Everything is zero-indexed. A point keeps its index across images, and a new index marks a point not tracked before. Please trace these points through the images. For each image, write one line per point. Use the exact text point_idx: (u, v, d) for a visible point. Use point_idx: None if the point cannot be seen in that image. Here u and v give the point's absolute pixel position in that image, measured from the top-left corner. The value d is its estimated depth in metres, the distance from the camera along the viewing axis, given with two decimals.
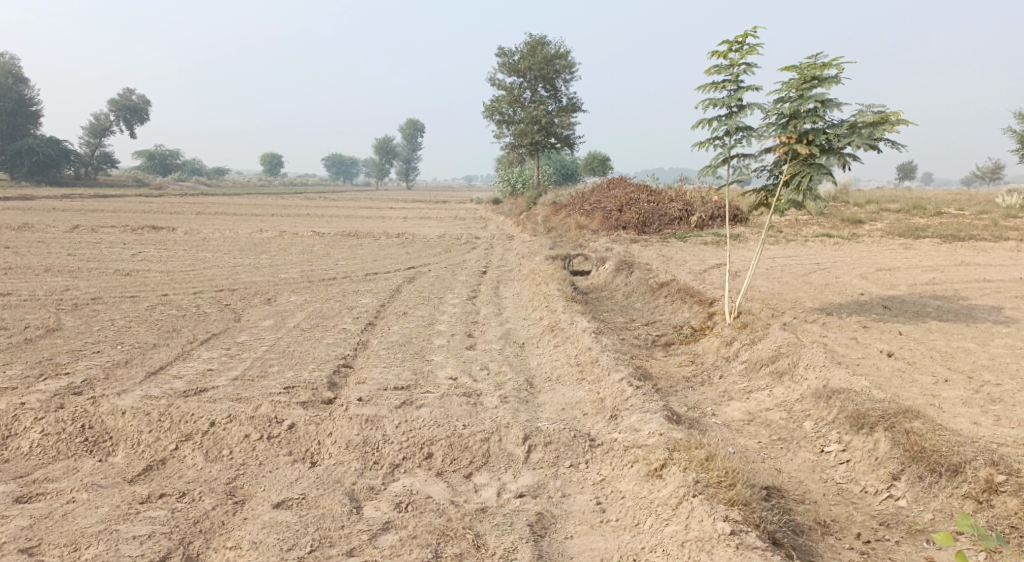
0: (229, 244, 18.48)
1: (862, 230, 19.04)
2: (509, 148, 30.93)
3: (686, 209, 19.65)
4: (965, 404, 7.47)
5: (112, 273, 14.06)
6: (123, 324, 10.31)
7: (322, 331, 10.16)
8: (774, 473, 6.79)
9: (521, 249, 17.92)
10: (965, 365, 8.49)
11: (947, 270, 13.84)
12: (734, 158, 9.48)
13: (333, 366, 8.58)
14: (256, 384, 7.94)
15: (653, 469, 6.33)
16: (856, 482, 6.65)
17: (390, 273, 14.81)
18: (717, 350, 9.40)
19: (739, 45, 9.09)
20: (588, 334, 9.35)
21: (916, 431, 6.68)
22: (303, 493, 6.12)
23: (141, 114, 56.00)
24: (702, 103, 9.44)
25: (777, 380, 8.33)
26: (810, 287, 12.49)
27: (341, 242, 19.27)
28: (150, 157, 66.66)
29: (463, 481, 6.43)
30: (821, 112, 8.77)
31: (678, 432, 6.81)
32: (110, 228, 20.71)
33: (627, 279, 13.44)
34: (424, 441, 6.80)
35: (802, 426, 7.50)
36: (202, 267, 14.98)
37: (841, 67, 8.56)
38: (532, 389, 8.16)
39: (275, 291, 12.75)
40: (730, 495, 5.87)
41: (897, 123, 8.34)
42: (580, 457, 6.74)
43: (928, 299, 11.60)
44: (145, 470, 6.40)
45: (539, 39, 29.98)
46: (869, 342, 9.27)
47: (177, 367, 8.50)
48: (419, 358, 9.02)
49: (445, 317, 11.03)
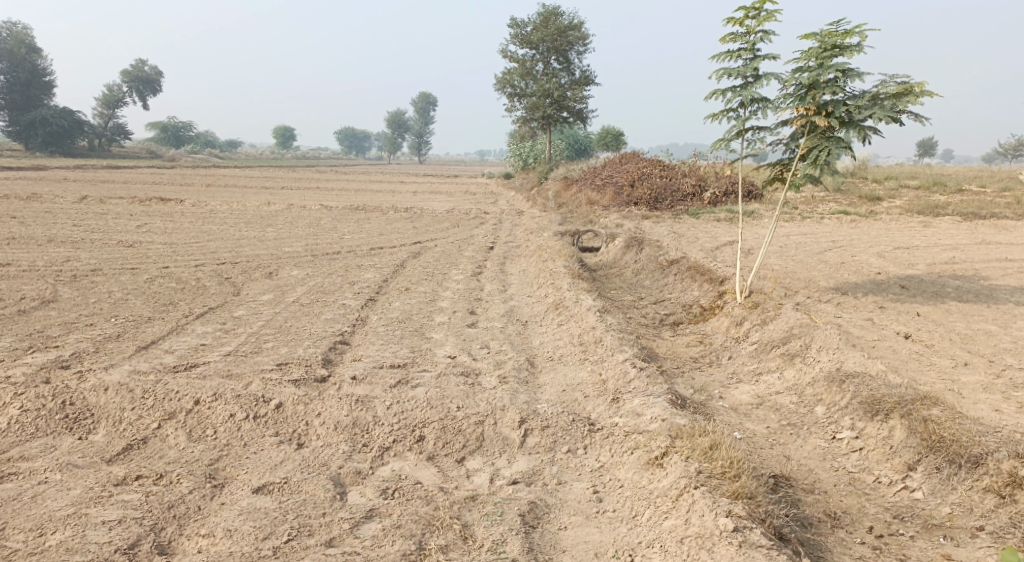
0: (236, 216, 18.20)
1: (880, 207, 18.57)
2: (521, 121, 30.40)
3: (700, 185, 19.21)
4: (985, 389, 7.12)
5: (115, 244, 13.80)
6: (119, 296, 10.06)
7: (321, 306, 9.89)
8: (783, 461, 6.47)
9: (530, 225, 17.58)
10: (985, 349, 8.11)
11: (967, 249, 13.41)
12: (748, 131, 9.07)
13: (329, 343, 8.30)
14: (249, 360, 7.68)
15: (654, 457, 6.02)
16: (869, 472, 6.33)
17: (395, 247, 14.50)
18: (726, 330, 9.07)
19: (757, 12, 8.66)
20: (593, 313, 9.05)
21: (934, 419, 6.34)
22: (285, 477, 5.86)
23: (153, 85, 55.57)
24: (716, 72, 9.02)
25: (788, 362, 8.01)
26: (824, 266, 12.09)
27: (348, 216, 18.94)
28: (162, 128, 66.56)
29: (455, 466, 6.16)
30: (842, 82, 8.35)
31: (683, 418, 6.49)
32: (118, 199, 20.48)
33: (637, 256, 13.11)
34: (417, 423, 6.53)
35: (813, 411, 7.18)
36: (206, 239, 14.70)
37: (864, 34, 8.13)
38: (533, 369, 7.87)
39: (277, 265, 12.44)
40: (734, 487, 5.57)
41: (922, 94, 7.93)
42: (578, 442, 6.45)
43: (948, 278, 11.19)
44: (125, 450, 6.15)
45: (552, 9, 29.30)
46: (885, 324, 8.90)
47: (169, 341, 8.24)
48: (418, 336, 8.72)
49: (448, 293, 10.74)
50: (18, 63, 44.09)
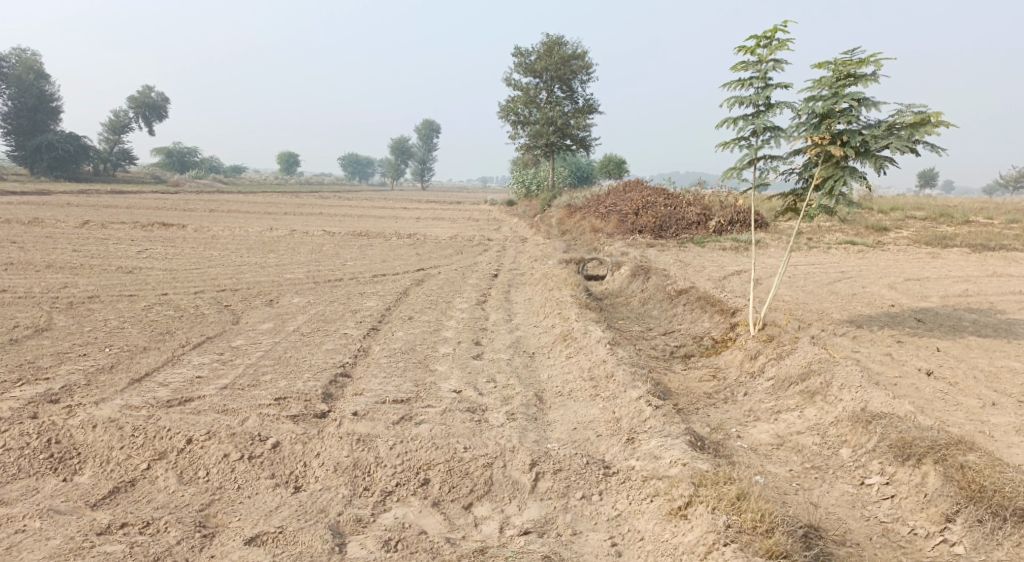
0: (238, 242, 17.89)
1: (887, 237, 18.27)
2: (525, 149, 30.22)
3: (705, 214, 18.94)
4: (1018, 432, 6.75)
5: (113, 270, 13.49)
6: (115, 325, 9.72)
7: (322, 335, 9.54)
8: (810, 508, 6.10)
9: (535, 252, 17.25)
10: (1011, 388, 7.75)
11: (979, 282, 13.09)
12: (760, 160, 8.79)
13: (329, 376, 7.94)
14: (245, 394, 7.31)
15: (677, 508, 5.68)
16: (903, 522, 5.96)
17: (399, 275, 14.17)
18: (740, 364, 8.72)
19: (769, 40, 8.41)
20: (604, 346, 8.70)
21: (971, 466, 6.00)
22: (280, 526, 5.51)
23: (159, 111, 55.79)
24: (727, 101, 8.76)
25: (807, 400, 7.64)
26: (835, 298, 11.76)
27: (351, 242, 18.65)
28: (167, 154, 66.59)
29: (461, 514, 5.82)
30: (857, 111, 8.07)
31: (704, 462, 6.13)
32: (119, 224, 20.20)
33: (644, 285, 12.78)
34: (421, 465, 6.18)
35: (837, 453, 6.81)
36: (206, 266, 14.36)
37: (879, 63, 7.87)
38: (542, 405, 7.51)
39: (278, 293, 12.11)
40: (767, 544, 5.25)
41: (939, 124, 7.65)
42: (593, 487, 6.09)
43: (963, 312, 10.85)
44: (111, 493, 5.80)
45: (557, 38, 29.26)
46: (905, 359, 8.55)
47: (163, 373, 7.88)
48: (422, 368, 8.36)
49: (453, 323, 10.39)
50: (25, 89, 44.12)
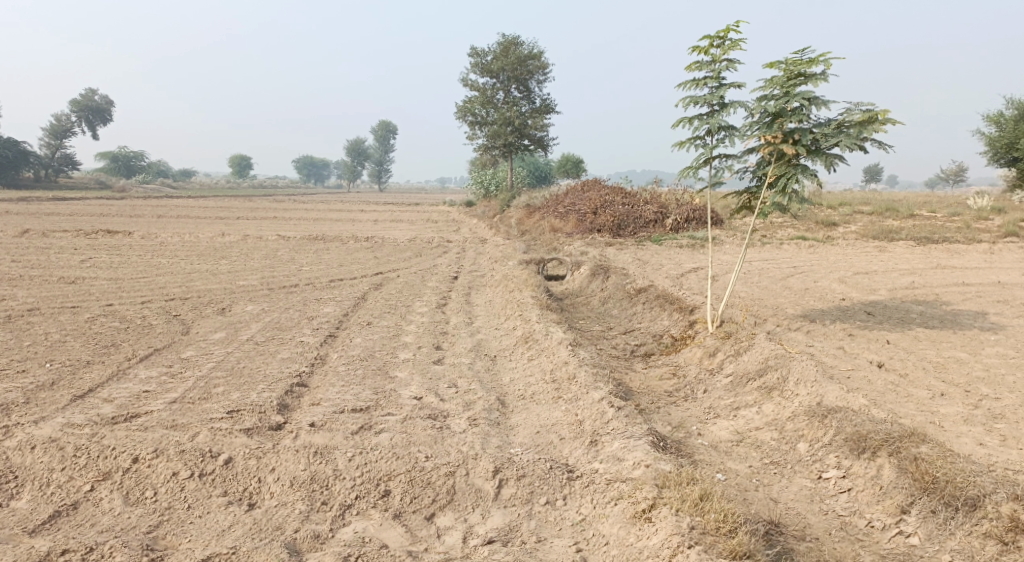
0: (188, 248, 17.45)
1: (837, 232, 18.53)
2: (482, 150, 30.07)
3: (662, 211, 19.03)
4: (967, 422, 6.83)
5: (55, 281, 13.03)
6: (57, 338, 9.36)
7: (277, 344, 9.30)
8: (770, 505, 6.08)
9: (494, 254, 17.13)
10: (959, 378, 7.85)
11: (926, 274, 13.31)
12: (716, 159, 8.79)
13: (285, 386, 7.72)
14: (196, 408, 7.07)
15: (640, 510, 5.60)
16: (861, 515, 5.96)
17: (355, 279, 13.92)
18: (699, 361, 8.70)
19: (721, 41, 8.42)
20: (565, 347, 8.61)
21: (925, 458, 6.05)
22: (234, 546, 5.30)
23: (103, 115, 54.44)
24: (682, 101, 8.74)
25: (766, 395, 7.64)
26: (789, 293, 11.86)
27: (306, 246, 18.33)
28: (114, 158, 64.99)
29: (423, 525, 5.67)
30: (807, 110, 8.11)
31: (667, 463, 6.07)
32: (62, 232, 19.56)
33: (603, 284, 12.73)
34: (382, 476, 6.02)
35: (795, 448, 6.80)
36: (155, 274, 13.96)
37: (829, 63, 7.92)
38: (504, 409, 7.40)
39: (230, 301, 11.79)
40: (731, 545, 5.17)
41: (886, 122, 7.72)
42: (557, 492, 5.99)
43: (911, 304, 11.00)
44: (51, 518, 5.53)
45: (512, 39, 29.20)
46: (857, 352, 8.62)
47: (109, 389, 7.58)
48: (381, 375, 8.18)
49: (412, 328, 10.23)
50: None
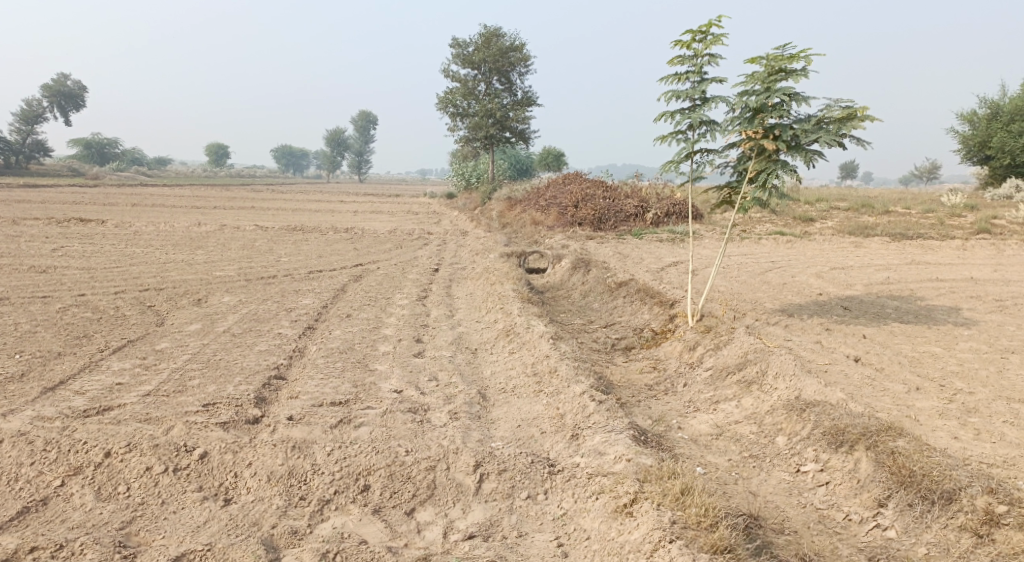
0: (163, 238, 17.18)
1: (814, 227, 18.61)
2: (463, 141, 29.90)
3: (643, 206, 19.01)
4: (941, 416, 6.85)
5: (26, 270, 12.76)
6: (27, 329, 9.15)
7: (254, 336, 9.16)
8: (750, 499, 6.06)
9: (475, 246, 17.02)
10: (934, 372, 7.89)
11: (901, 269, 13.40)
12: (697, 153, 8.75)
13: (262, 379, 7.60)
14: (171, 401, 6.93)
15: (622, 505, 5.55)
16: (838, 508, 5.96)
17: (335, 271, 13.77)
18: (679, 355, 8.68)
19: (704, 35, 8.37)
20: (546, 340, 8.55)
21: (902, 451, 6.06)
22: (209, 543, 5.20)
23: (76, 101, 53.57)
24: (664, 95, 8.69)
25: (745, 389, 7.62)
26: (767, 287, 11.88)
27: (284, 237, 18.11)
28: (88, 145, 64.04)
29: (403, 520, 5.59)
30: (788, 106, 8.09)
31: (648, 457, 6.04)
32: (33, 220, 19.17)
33: (584, 278, 12.67)
34: (361, 471, 5.93)
35: (774, 442, 6.79)
36: (129, 264, 13.72)
37: (809, 59, 7.90)
38: (484, 403, 7.33)
39: (206, 292, 11.61)
40: (712, 539, 5.15)
41: (865, 119, 7.72)
42: (538, 486, 5.93)
43: (886, 299, 11.05)
44: (20, 514, 5.40)
45: (494, 30, 29.02)
46: (834, 347, 8.64)
47: (80, 381, 7.42)
48: (360, 368, 8.07)
49: (392, 320, 10.12)
50: None
